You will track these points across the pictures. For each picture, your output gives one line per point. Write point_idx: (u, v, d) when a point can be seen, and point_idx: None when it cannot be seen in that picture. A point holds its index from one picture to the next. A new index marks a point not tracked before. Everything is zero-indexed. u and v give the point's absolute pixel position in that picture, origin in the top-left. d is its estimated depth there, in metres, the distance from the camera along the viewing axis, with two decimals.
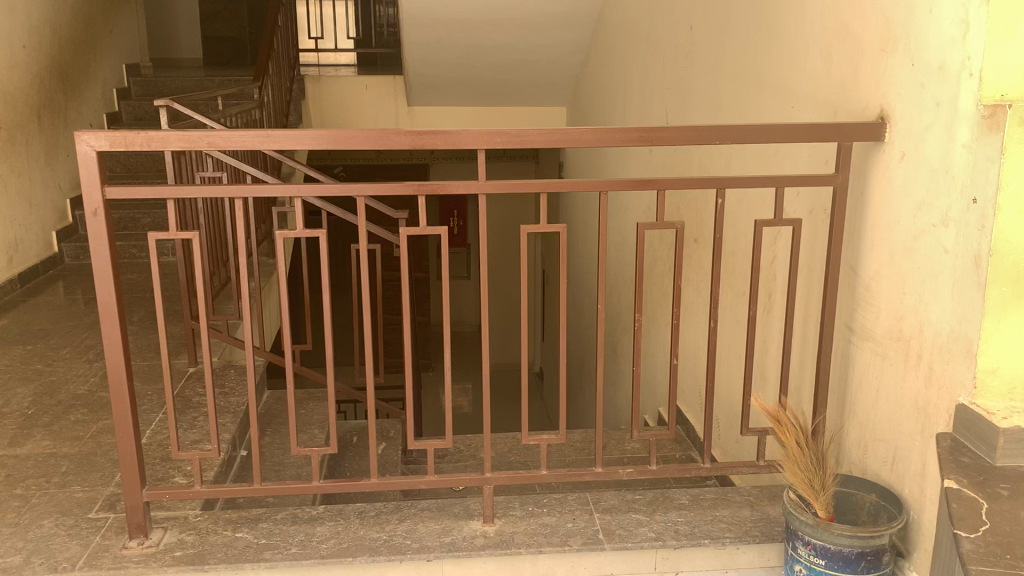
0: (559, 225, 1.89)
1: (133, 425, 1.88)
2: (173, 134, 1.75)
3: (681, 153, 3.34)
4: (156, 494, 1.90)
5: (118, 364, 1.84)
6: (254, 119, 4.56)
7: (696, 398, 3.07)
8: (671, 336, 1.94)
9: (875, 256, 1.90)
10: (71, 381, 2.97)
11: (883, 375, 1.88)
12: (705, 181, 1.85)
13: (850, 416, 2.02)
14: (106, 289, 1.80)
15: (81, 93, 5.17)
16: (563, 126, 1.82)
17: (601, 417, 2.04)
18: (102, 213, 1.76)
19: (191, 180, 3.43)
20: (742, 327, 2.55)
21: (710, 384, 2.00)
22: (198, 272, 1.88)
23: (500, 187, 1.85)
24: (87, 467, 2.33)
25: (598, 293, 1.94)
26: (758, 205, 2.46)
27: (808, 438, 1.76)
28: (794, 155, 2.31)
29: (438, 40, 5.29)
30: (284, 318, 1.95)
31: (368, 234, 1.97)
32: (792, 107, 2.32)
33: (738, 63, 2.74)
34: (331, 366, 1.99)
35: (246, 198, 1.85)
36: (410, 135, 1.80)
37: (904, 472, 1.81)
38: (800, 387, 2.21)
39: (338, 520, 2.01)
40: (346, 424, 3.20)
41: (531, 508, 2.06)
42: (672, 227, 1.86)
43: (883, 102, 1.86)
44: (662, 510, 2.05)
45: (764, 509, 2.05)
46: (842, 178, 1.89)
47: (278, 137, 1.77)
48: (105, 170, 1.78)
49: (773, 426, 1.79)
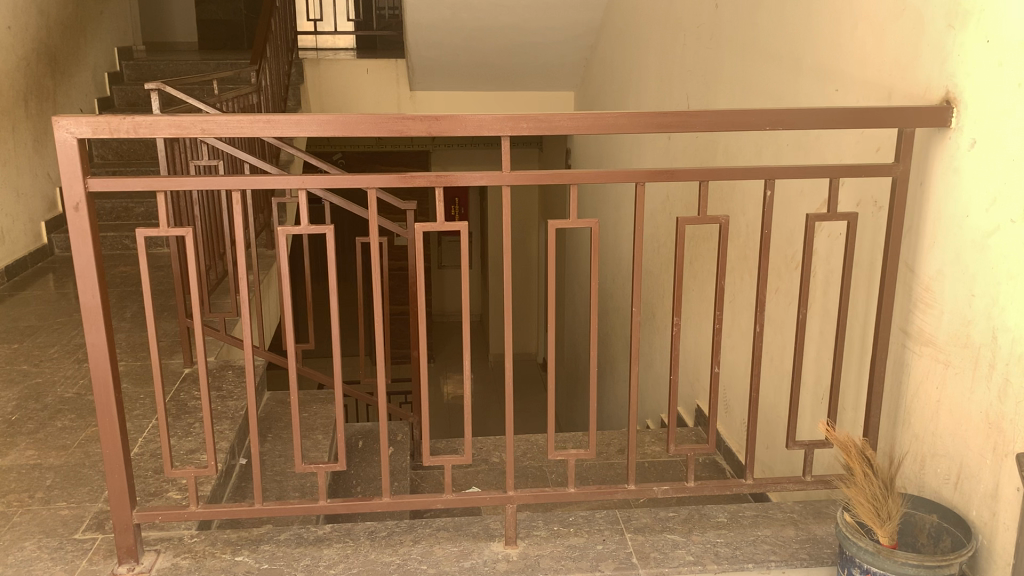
0: (591, 219, 1.70)
1: (122, 441, 1.70)
2: (163, 120, 1.57)
3: (705, 139, 3.15)
4: (147, 515, 1.73)
5: (104, 373, 1.66)
6: (252, 104, 4.36)
7: (728, 401, 2.90)
8: (713, 340, 1.77)
9: (937, 254, 1.73)
10: (58, 383, 2.79)
11: (945, 385, 1.71)
12: (754, 171, 1.67)
13: (903, 427, 1.85)
14: (90, 291, 1.62)
15: (71, 77, 4.96)
16: (599, 111, 1.64)
17: (632, 427, 1.87)
18: (84, 208, 1.58)
19: (185, 169, 3.25)
20: (787, 326, 2.36)
21: (755, 392, 1.83)
22: (192, 272, 1.69)
23: (526, 178, 1.67)
24: (74, 480, 2.16)
25: (633, 295, 1.76)
26: (802, 196, 2.27)
27: (878, 465, 1.60)
28: (836, 143, 2.13)
29: (444, 20, 5.08)
30: (286, 319, 1.76)
31: (380, 228, 1.77)
32: (837, 90, 2.14)
33: (771, 42, 2.55)
34: (338, 374, 1.78)
35: (244, 188, 1.66)
36: (424, 120, 1.62)
37: (972, 493, 1.64)
38: (846, 394, 2.05)
39: (347, 541, 1.85)
40: (352, 425, 3.06)
41: (556, 527, 1.90)
42: (715, 221, 1.69)
43: (950, 82, 1.67)
44: (698, 530, 1.88)
45: (810, 528, 1.89)
46: (903, 168, 1.71)
47: (280, 123, 1.59)
48: (89, 161, 1.59)
49: (841, 449, 1.62)
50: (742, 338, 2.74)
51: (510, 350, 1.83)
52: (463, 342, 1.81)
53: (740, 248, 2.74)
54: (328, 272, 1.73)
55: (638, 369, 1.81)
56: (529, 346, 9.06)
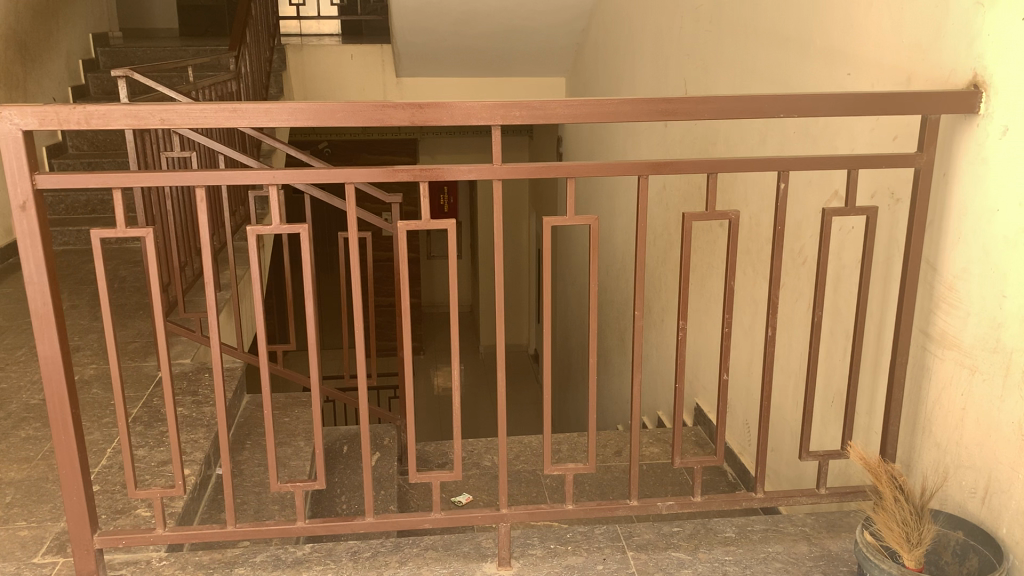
0: (590, 215, 1.55)
1: (80, 459, 1.55)
2: (117, 109, 1.41)
3: (704, 128, 3.01)
4: (110, 539, 1.59)
5: (59, 387, 1.51)
6: (231, 92, 4.19)
7: (732, 403, 2.77)
8: (721, 345, 1.63)
9: (962, 251, 1.60)
10: (24, 389, 2.64)
11: (971, 392, 1.59)
12: (767, 162, 1.53)
13: (924, 435, 1.73)
14: (41, 298, 1.46)
15: (43, 65, 4.76)
16: (598, 98, 1.49)
17: (634, 440, 1.72)
18: (32, 207, 1.43)
19: (158, 162, 3.08)
20: (798, 326, 2.22)
21: (767, 400, 1.70)
22: (154, 276, 1.53)
23: (519, 170, 1.53)
24: (35, 496, 2.02)
25: (635, 298, 1.62)
26: (813, 188, 2.13)
27: (904, 487, 1.48)
28: (848, 131, 2.00)
29: (430, 5, 4.91)
30: (258, 325, 1.61)
31: (360, 223, 1.61)
32: (850, 74, 2.00)
33: (776, 25, 2.41)
34: (314, 387, 1.61)
35: (210, 183, 1.50)
36: (408, 109, 1.48)
37: (1001, 508, 1.53)
38: (861, 397, 1.93)
39: (328, 564, 1.71)
40: (336, 430, 2.94)
41: (553, 545, 1.77)
42: (725, 216, 1.55)
43: (978, 64, 1.54)
44: (705, 547, 1.76)
45: (824, 545, 1.76)
46: (926, 158, 1.58)
47: (247, 112, 1.44)
48: (36, 154, 1.43)
49: (864, 466, 1.52)
50: (743, 338, 2.64)
51: (502, 355, 1.68)
52: (452, 347, 1.66)
53: (745, 242, 2.61)
54: (304, 273, 1.57)
55: (640, 375, 1.66)
56: (521, 337, 8.96)
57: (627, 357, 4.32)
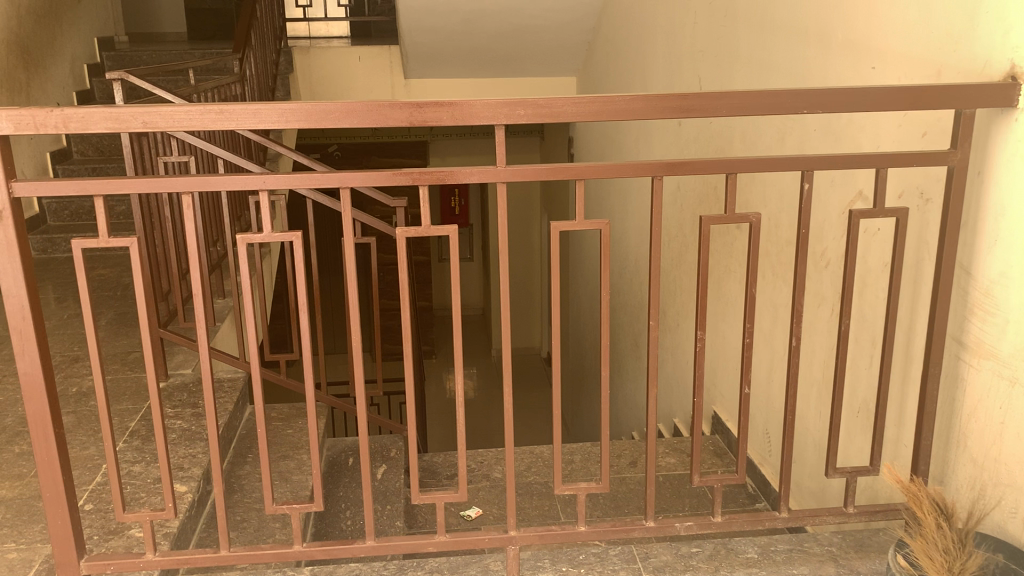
0: (600, 219, 1.46)
1: (64, 482, 1.46)
2: (97, 112, 1.32)
3: (720, 126, 2.92)
4: (97, 565, 1.51)
5: (41, 406, 1.42)
6: (235, 94, 4.12)
7: (751, 412, 2.66)
8: (742, 354, 1.53)
9: (998, 256, 1.50)
10: (19, 403, 2.57)
11: (1011, 408, 1.48)
12: (788, 161, 1.43)
13: (959, 451, 1.62)
14: (20, 313, 1.38)
15: (46, 70, 4.71)
16: (606, 95, 1.40)
17: (648, 458, 1.61)
18: (8, 216, 1.35)
19: (156, 166, 3.00)
20: (821, 333, 2.12)
21: (790, 413, 1.59)
22: (140, 289, 1.44)
23: (525, 171, 1.44)
24: (26, 516, 1.94)
25: (649, 306, 1.52)
26: (836, 189, 2.03)
27: (947, 516, 1.38)
28: (873, 127, 1.90)
29: (437, 5, 4.84)
30: (251, 341, 1.50)
31: (357, 231, 1.51)
32: (874, 69, 1.90)
33: (795, 18, 2.31)
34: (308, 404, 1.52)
35: (196, 190, 1.41)
36: (406, 109, 1.39)
37: None
38: (890, 408, 1.83)
39: None
40: (341, 442, 2.86)
41: (565, 568, 1.67)
42: (745, 219, 1.45)
43: (1015, 56, 1.44)
44: (727, 569, 1.66)
45: (853, 566, 1.66)
46: (960, 156, 1.48)
47: (236, 114, 1.36)
48: (11, 159, 1.36)
49: (902, 492, 1.42)
50: (762, 345, 2.54)
51: (509, 367, 1.58)
52: (454, 358, 1.56)
53: (763, 244, 2.50)
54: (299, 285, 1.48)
55: (656, 388, 1.56)
56: (533, 341, 8.88)
57: (641, 362, 4.23)
